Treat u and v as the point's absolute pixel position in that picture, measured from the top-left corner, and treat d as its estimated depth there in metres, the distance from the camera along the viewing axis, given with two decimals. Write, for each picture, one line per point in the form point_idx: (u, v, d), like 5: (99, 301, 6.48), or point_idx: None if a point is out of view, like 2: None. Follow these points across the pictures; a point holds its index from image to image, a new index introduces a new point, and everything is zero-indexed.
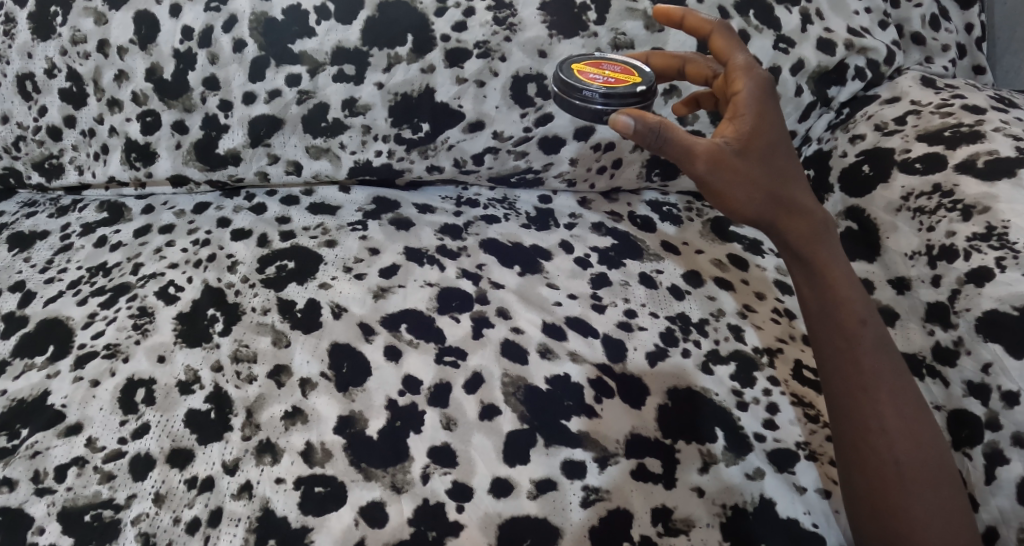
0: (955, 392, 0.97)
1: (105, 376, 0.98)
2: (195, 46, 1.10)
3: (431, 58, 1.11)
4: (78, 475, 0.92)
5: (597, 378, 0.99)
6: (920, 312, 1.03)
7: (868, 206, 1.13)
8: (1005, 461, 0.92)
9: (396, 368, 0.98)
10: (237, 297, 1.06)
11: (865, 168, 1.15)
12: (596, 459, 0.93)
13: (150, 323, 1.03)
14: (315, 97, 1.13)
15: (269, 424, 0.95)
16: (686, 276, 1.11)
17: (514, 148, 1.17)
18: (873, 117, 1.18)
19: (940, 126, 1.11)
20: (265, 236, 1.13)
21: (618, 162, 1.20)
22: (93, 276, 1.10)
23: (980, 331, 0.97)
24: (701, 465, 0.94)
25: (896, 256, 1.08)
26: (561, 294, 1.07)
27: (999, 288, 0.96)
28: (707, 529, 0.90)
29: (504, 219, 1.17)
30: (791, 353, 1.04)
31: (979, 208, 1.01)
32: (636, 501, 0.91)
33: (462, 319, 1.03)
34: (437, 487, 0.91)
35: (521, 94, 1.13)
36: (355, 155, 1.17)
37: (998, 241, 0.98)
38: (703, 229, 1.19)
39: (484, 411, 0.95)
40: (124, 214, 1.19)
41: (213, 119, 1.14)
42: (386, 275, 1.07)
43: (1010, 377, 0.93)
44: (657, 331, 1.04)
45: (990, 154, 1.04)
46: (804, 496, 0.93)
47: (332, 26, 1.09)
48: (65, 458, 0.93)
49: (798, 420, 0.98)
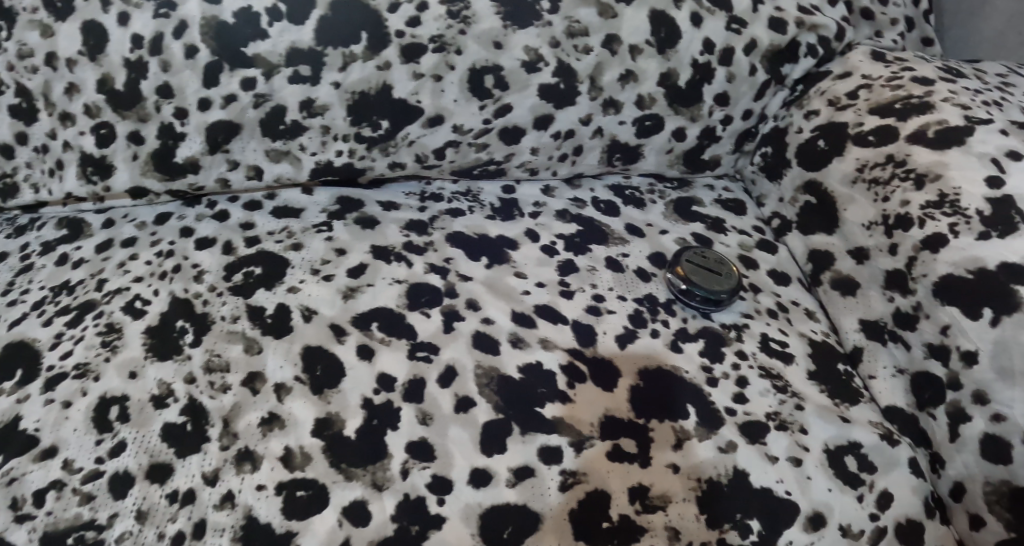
0: (917, 355, 1.02)
1: (76, 396, 0.97)
2: (146, 53, 1.09)
3: (387, 54, 1.11)
4: (56, 498, 0.91)
5: (568, 363, 1.00)
6: (880, 280, 1.07)
7: (825, 180, 1.15)
8: (968, 418, 0.97)
9: (370, 366, 0.98)
10: (205, 306, 1.05)
11: (820, 143, 1.17)
12: (571, 444, 0.94)
13: (119, 339, 1.02)
14: (272, 99, 1.12)
15: (246, 432, 0.95)
16: (652, 257, 1.13)
17: (475, 141, 1.18)
18: (826, 93, 1.19)
19: (890, 99, 1.12)
20: (230, 243, 1.12)
21: (578, 149, 1.22)
22: (56, 295, 1.08)
23: (936, 295, 1.00)
24: (675, 442, 0.95)
25: (854, 227, 1.10)
26: (530, 283, 1.08)
27: (953, 254, 1.00)
28: (683, 504, 0.92)
29: (469, 212, 1.17)
30: (758, 326, 1.06)
31: (931, 177, 1.04)
32: (613, 482, 0.93)
33: (432, 314, 1.03)
34: (417, 481, 0.91)
35: (478, 86, 1.14)
36: (316, 155, 1.18)
37: (950, 208, 1.01)
38: (667, 211, 1.21)
39: (460, 404, 0.96)
40: (84, 231, 1.16)
41: (168, 128, 1.13)
42: (355, 275, 1.07)
43: (968, 337, 0.97)
44: (625, 314, 1.06)
45: (940, 124, 1.06)
46: (777, 465, 0.95)
47: (285, 27, 1.08)
48: (42, 483, 0.92)
49: (768, 390, 1.00)
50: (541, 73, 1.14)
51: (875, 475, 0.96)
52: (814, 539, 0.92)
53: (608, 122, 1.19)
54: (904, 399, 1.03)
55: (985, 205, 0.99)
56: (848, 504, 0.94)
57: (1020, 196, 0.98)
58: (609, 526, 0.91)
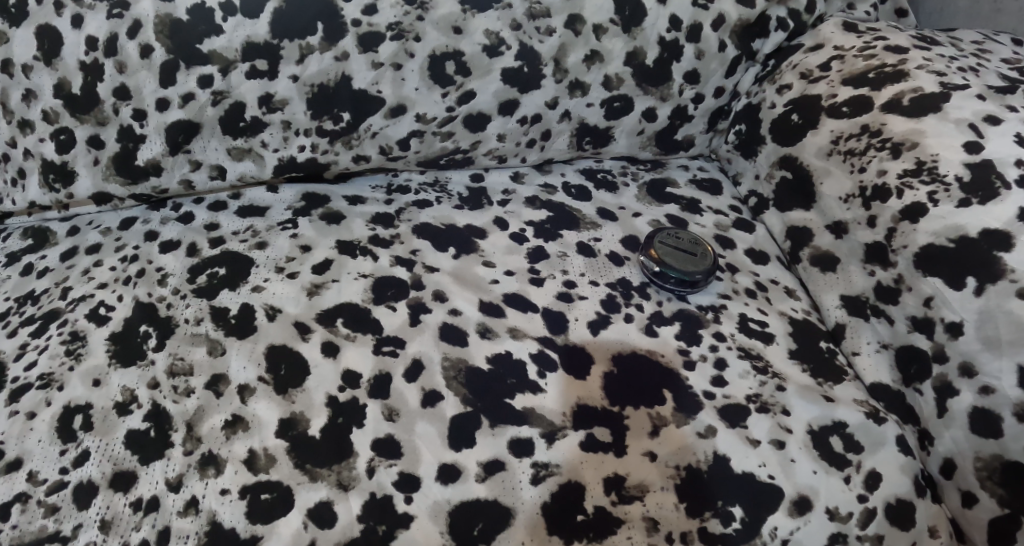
0: (900, 330, 0.99)
1: (40, 406, 0.92)
2: (101, 55, 1.03)
3: (345, 45, 1.07)
4: (21, 511, 0.86)
5: (539, 352, 0.97)
6: (859, 254, 1.04)
7: (800, 154, 1.12)
8: (955, 392, 0.94)
9: (335, 364, 0.95)
10: (169, 310, 1.00)
11: (794, 117, 1.14)
12: (543, 435, 0.91)
13: (83, 347, 0.97)
14: (230, 96, 1.07)
15: (210, 436, 0.90)
16: (624, 241, 1.10)
17: (439, 130, 1.15)
18: (798, 66, 1.16)
19: (863, 69, 1.09)
20: (194, 245, 1.07)
21: (547, 134, 1.19)
22: (21, 305, 1.02)
23: (918, 266, 0.97)
24: (652, 428, 0.92)
25: (831, 201, 1.07)
26: (498, 272, 1.05)
27: (934, 223, 0.97)
28: (662, 493, 0.89)
29: (437, 203, 1.14)
30: (736, 307, 1.04)
31: (908, 145, 1.01)
32: (588, 473, 0.90)
33: (399, 307, 1.00)
34: (384, 479, 0.88)
35: (440, 73, 1.10)
36: (278, 152, 1.13)
37: (928, 175, 0.98)
38: (640, 193, 1.19)
39: (427, 398, 0.93)
40: (49, 239, 1.10)
41: (128, 130, 1.08)
42: (320, 271, 1.03)
43: (951, 308, 0.95)
44: (597, 299, 1.03)
45: (915, 92, 1.03)
46: (758, 448, 0.92)
47: (240, 22, 1.03)
48: (7, 496, 0.87)
49: (747, 372, 0.97)
50: (504, 57, 1.11)
51: (862, 455, 0.93)
52: (800, 524, 0.89)
53: (575, 104, 1.17)
54: (890, 375, 1.00)
55: (964, 170, 0.96)
56: (833, 486, 0.91)
57: (999, 160, 0.95)
58: (585, 519, 0.88)
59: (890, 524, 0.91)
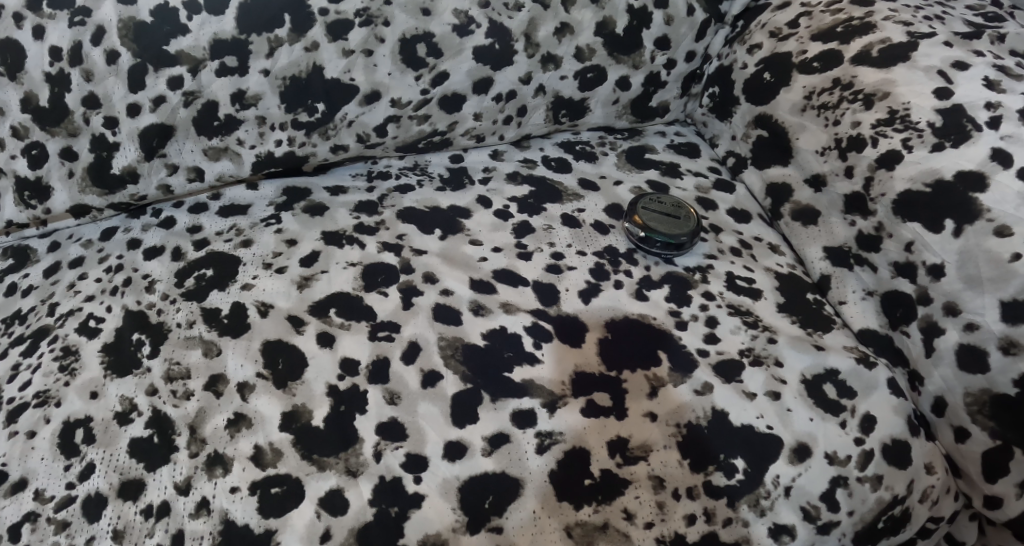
0: (884, 276, 1.01)
1: (39, 425, 0.92)
2: (66, 65, 1.02)
3: (314, 35, 1.06)
4: (31, 531, 0.86)
5: (534, 324, 0.98)
6: (839, 205, 1.06)
7: (774, 112, 1.13)
8: (941, 332, 0.96)
9: (333, 353, 0.95)
10: (160, 315, 1.00)
11: (766, 76, 1.15)
12: (545, 405, 0.93)
13: (77, 361, 0.96)
14: (202, 96, 1.06)
15: (214, 436, 0.91)
16: (608, 209, 1.12)
17: (416, 113, 1.15)
18: (767, 25, 1.17)
19: (831, 24, 1.10)
20: (179, 249, 1.07)
21: (523, 109, 1.20)
22: (9, 326, 1.01)
23: (898, 212, 0.99)
24: (650, 390, 0.94)
25: (808, 155, 1.09)
26: (485, 249, 1.06)
27: (910, 169, 0.98)
28: (665, 451, 0.91)
29: (419, 186, 1.14)
30: (723, 266, 1.06)
31: (879, 95, 1.02)
32: (592, 438, 0.91)
33: (390, 293, 1.00)
34: (392, 462, 0.89)
35: (412, 56, 1.11)
36: (255, 148, 1.12)
37: (901, 124, 1.00)
38: (619, 161, 1.20)
39: (427, 379, 0.94)
40: (30, 257, 1.08)
41: (101, 139, 1.06)
42: (308, 263, 1.03)
43: (932, 250, 0.96)
44: (586, 268, 1.04)
45: (883, 43, 1.04)
46: (755, 401, 0.94)
47: (205, 20, 1.03)
48: (16, 517, 0.87)
49: (738, 328, 0.99)
50: (474, 36, 1.11)
51: (856, 399, 0.95)
52: (801, 470, 0.91)
53: (548, 78, 1.17)
54: (877, 320, 1.02)
55: (935, 116, 0.98)
56: (830, 431, 0.93)
57: (969, 104, 0.97)
58: (593, 482, 0.89)
59: (887, 464, 0.93)
